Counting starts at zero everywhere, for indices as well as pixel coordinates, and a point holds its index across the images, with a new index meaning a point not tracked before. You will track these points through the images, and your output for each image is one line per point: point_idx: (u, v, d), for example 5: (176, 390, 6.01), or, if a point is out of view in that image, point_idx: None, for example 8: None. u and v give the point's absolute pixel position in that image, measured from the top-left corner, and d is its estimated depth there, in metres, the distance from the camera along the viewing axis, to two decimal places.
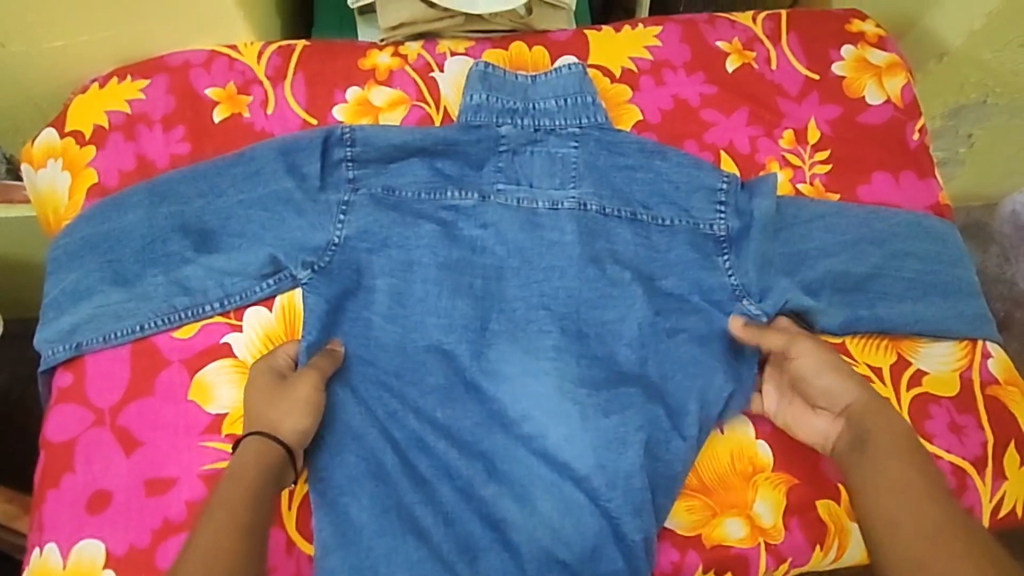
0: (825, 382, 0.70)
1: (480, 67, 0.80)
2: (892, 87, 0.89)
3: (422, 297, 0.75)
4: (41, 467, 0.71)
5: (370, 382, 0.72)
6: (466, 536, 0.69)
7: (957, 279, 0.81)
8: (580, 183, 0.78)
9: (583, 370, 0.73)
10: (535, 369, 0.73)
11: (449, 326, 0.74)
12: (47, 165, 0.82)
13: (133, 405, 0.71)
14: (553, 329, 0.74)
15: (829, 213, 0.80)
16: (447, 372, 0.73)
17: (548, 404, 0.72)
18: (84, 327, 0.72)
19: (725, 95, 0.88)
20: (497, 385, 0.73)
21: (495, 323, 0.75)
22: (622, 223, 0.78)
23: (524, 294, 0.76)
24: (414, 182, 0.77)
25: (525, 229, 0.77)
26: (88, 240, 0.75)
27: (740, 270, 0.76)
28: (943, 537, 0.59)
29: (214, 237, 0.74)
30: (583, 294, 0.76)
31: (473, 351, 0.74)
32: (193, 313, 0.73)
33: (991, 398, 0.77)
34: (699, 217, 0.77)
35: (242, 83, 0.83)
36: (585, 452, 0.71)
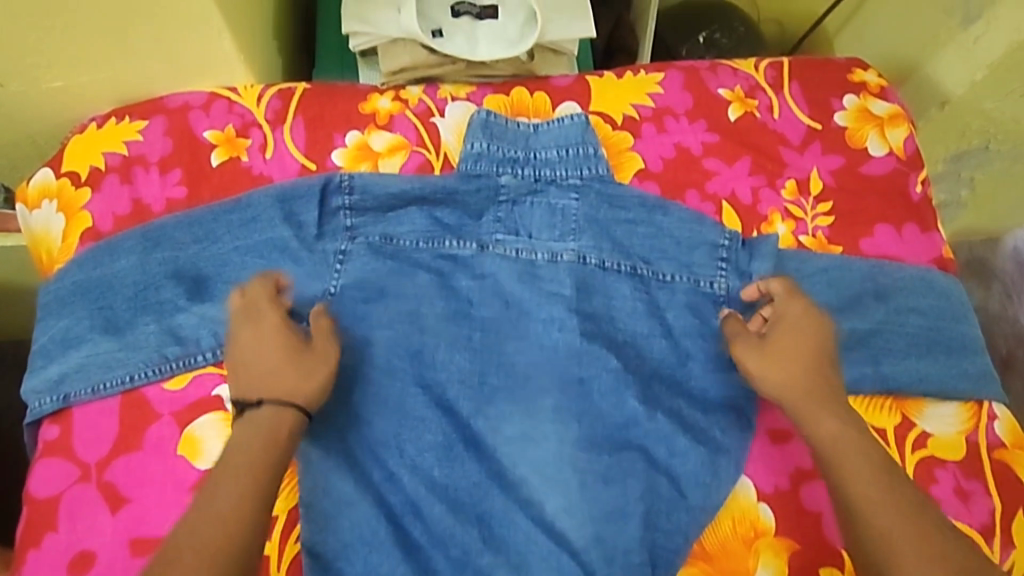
0: (773, 387, 0.68)
1: (482, 115, 0.80)
2: (894, 139, 0.89)
3: (419, 349, 0.73)
4: (22, 524, 0.69)
5: (364, 445, 0.70)
6: None
7: (961, 337, 0.80)
8: (580, 236, 0.78)
9: (582, 430, 0.72)
10: (534, 427, 0.72)
11: (444, 382, 0.72)
12: (41, 207, 0.81)
13: (120, 460, 0.69)
14: (552, 388, 0.73)
15: (831, 266, 0.79)
16: (446, 428, 0.71)
17: (549, 469, 0.71)
18: (72, 378, 0.71)
19: (727, 144, 0.87)
20: (497, 445, 0.71)
21: (492, 379, 0.73)
22: (622, 277, 0.77)
23: (523, 348, 0.74)
24: (413, 231, 0.76)
25: (525, 283, 0.76)
26: (80, 287, 0.74)
27: (740, 331, 0.76)
28: (901, 534, 0.60)
29: (208, 284, 0.74)
30: (583, 349, 0.74)
31: (473, 408, 0.72)
32: (184, 363, 0.71)
33: (997, 462, 0.75)
34: (699, 273, 0.78)
35: (241, 126, 0.83)
36: (584, 522, 0.70)
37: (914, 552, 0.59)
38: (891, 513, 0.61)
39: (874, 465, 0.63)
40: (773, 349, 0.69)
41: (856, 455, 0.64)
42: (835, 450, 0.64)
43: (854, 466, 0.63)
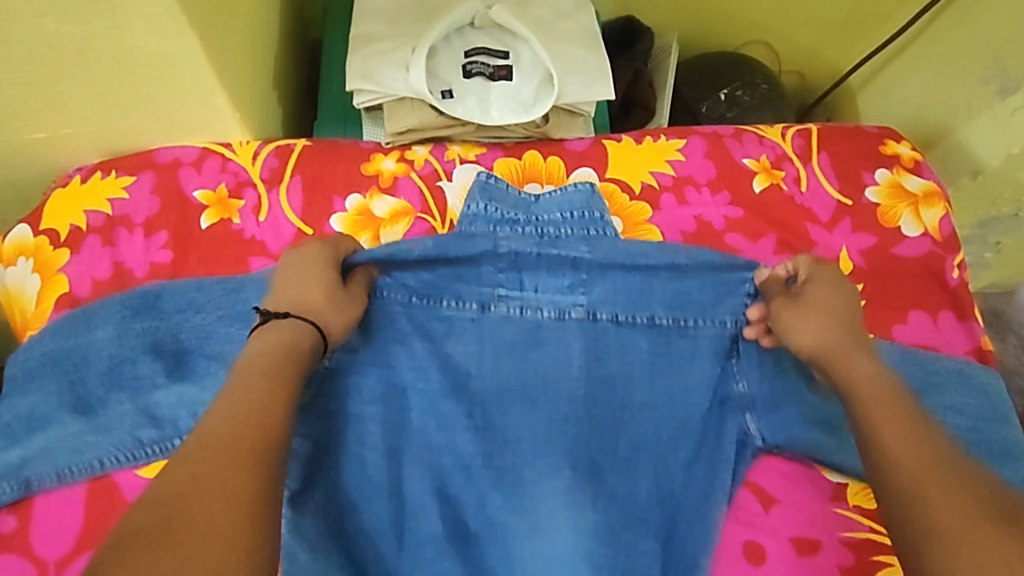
0: (796, 327, 0.65)
1: (481, 178, 0.75)
2: (929, 219, 0.84)
3: (420, 429, 0.68)
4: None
5: (362, 542, 0.64)
6: None
7: (984, 416, 0.73)
8: (591, 288, 0.70)
9: (595, 521, 0.66)
10: (546, 514, 0.67)
11: (449, 467, 0.67)
12: (16, 265, 0.75)
13: (83, 559, 0.62)
14: (563, 467, 0.68)
15: (871, 340, 0.73)
16: (445, 519, 0.66)
17: (561, 564, 0.66)
18: (37, 463, 0.64)
19: (752, 219, 0.82)
20: (507, 539, 0.67)
21: (500, 459, 0.68)
22: (638, 330, 0.70)
23: (528, 422, 0.69)
24: (404, 287, 0.69)
25: (531, 351, 0.70)
26: (51, 358, 0.68)
27: (755, 377, 0.68)
28: (943, 466, 0.53)
29: (189, 358, 0.68)
30: (593, 422, 0.69)
31: (478, 495, 0.67)
32: (160, 448, 0.64)
33: None
34: (723, 314, 0.70)
35: (234, 186, 0.78)
36: None
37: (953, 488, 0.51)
38: (915, 448, 0.54)
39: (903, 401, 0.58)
40: (805, 300, 0.66)
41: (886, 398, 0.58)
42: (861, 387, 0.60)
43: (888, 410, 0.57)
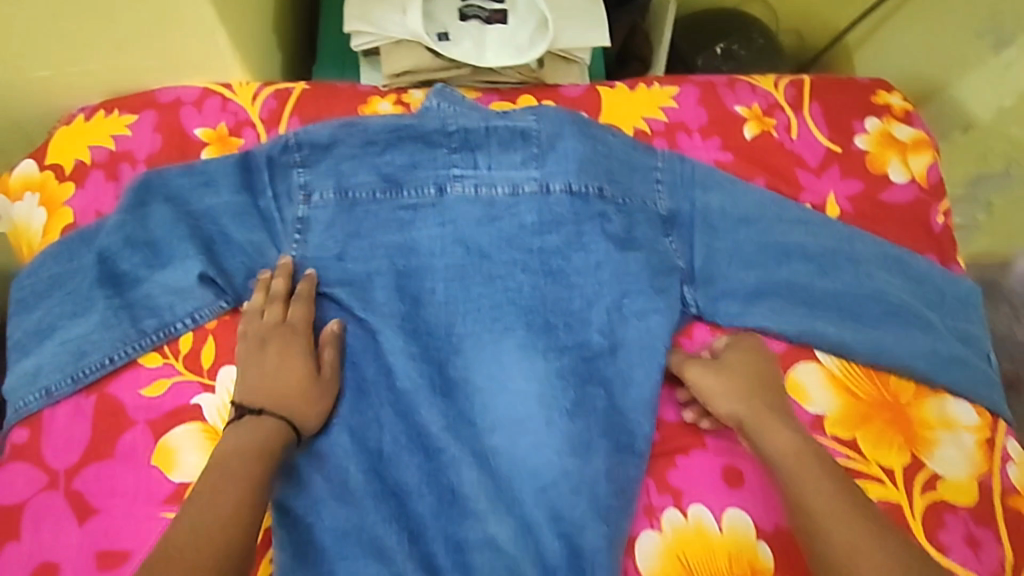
0: (721, 405, 0.69)
1: (438, 86, 0.79)
2: (917, 166, 0.85)
3: (385, 300, 0.72)
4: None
5: (348, 393, 0.70)
6: (431, 557, 0.66)
7: (923, 318, 0.77)
8: (542, 162, 0.75)
9: (551, 368, 0.70)
10: (503, 365, 0.71)
11: (413, 332, 0.71)
12: (23, 199, 0.78)
13: (91, 468, 0.65)
14: (518, 326, 0.72)
15: (810, 219, 0.80)
16: (419, 374, 0.70)
17: (522, 411, 0.69)
18: (48, 370, 0.67)
19: (741, 163, 0.84)
20: (471, 394, 0.70)
21: (462, 322, 0.72)
22: (590, 200, 0.74)
23: (488, 292, 0.73)
24: (368, 183, 0.74)
25: (483, 225, 0.74)
26: (55, 279, 0.70)
27: (685, 251, 0.76)
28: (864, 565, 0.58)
29: (161, 249, 0.71)
30: (547, 289, 0.73)
31: (445, 359, 0.71)
32: (165, 334, 0.69)
33: (1010, 510, 0.71)
34: (645, 194, 0.77)
35: (234, 126, 0.80)
36: (553, 459, 0.67)
37: (826, 500, 0.62)
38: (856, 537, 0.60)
39: (843, 520, 0.61)
40: (724, 363, 0.71)
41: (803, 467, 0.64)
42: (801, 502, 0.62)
43: (800, 475, 0.63)
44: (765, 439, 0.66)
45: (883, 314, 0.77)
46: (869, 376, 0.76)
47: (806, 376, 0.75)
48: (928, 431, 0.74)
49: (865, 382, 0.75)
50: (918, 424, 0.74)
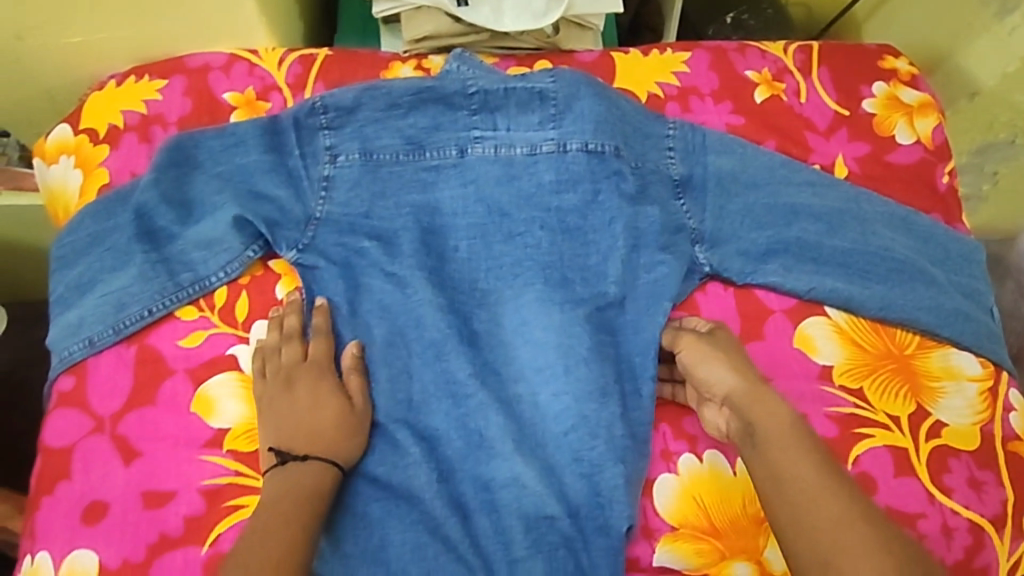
0: (710, 378, 0.70)
1: (456, 51, 0.81)
2: (923, 128, 0.88)
3: (411, 254, 0.74)
4: (35, 474, 0.67)
5: (376, 344, 0.72)
6: (458, 496, 0.69)
7: (929, 275, 0.79)
8: (560, 123, 0.77)
9: (566, 319, 0.73)
10: (523, 317, 0.74)
11: (440, 285, 0.74)
12: (59, 162, 0.81)
13: (134, 413, 0.67)
14: (536, 281, 0.75)
15: (818, 181, 0.82)
16: (443, 326, 0.73)
17: (541, 362, 0.72)
18: (90, 321, 0.70)
19: (752, 126, 0.86)
20: (495, 345, 0.74)
21: (486, 278, 0.75)
22: (606, 159, 0.76)
23: (509, 250, 0.75)
24: (391, 144, 0.76)
25: (504, 184, 0.76)
26: (94, 236, 0.73)
27: (697, 212, 0.78)
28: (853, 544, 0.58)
29: (196, 206, 0.73)
30: (567, 246, 0.76)
31: (471, 313, 0.74)
32: (201, 287, 0.71)
33: (1012, 454, 0.73)
34: (654, 160, 0.79)
35: (261, 90, 0.82)
36: (574, 407, 0.70)
37: (821, 490, 0.61)
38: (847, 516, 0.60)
39: (831, 498, 0.61)
40: (707, 346, 0.71)
41: (787, 448, 0.64)
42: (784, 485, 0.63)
43: (783, 455, 0.64)
44: (750, 413, 0.67)
45: (889, 270, 0.79)
46: (875, 330, 0.77)
47: (814, 329, 0.77)
48: (933, 381, 0.75)
49: (871, 334, 0.77)
50: (923, 375, 0.76)
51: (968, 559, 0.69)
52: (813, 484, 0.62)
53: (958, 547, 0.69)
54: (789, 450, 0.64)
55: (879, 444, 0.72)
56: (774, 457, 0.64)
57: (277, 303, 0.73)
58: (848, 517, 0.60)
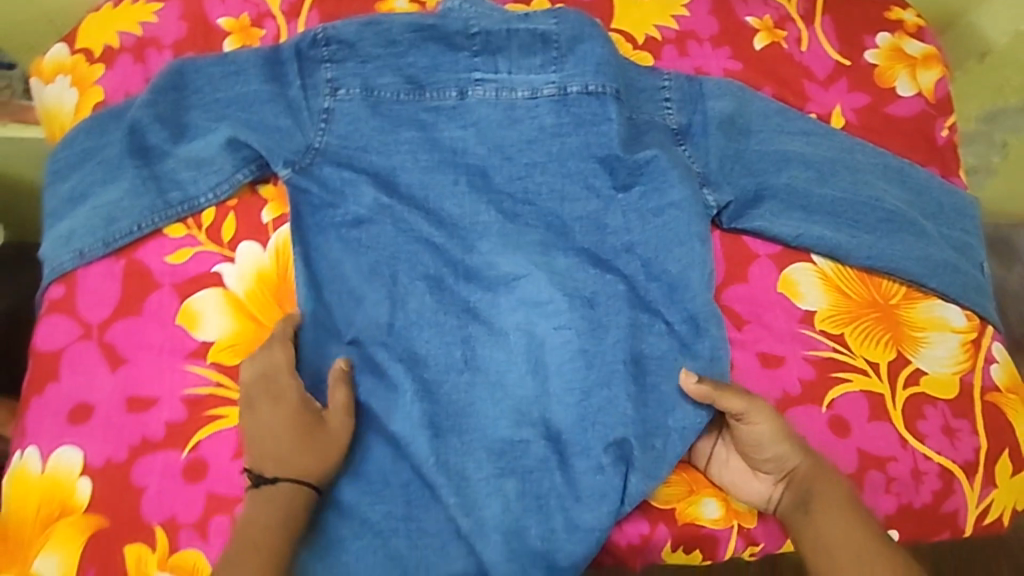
0: (774, 455, 0.66)
1: None
2: (925, 81, 0.87)
3: (410, 186, 0.76)
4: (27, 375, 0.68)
5: (360, 269, 0.73)
6: (434, 414, 0.69)
7: (920, 227, 0.77)
8: (561, 66, 0.77)
9: (565, 263, 0.74)
10: (519, 262, 0.74)
11: (439, 223, 0.75)
12: (55, 82, 0.81)
13: (121, 322, 0.69)
14: (537, 225, 0.76)
15: (813, 131, 0.81)
16: (438, 262, 0.74)
17: (536, 299, 0.73)
18: (81, 233, 0.70)
19: (750, 72, 0.85)
20: (484, 276, 0.74)
21: (483, 215, 0.75)
22: (607, 99, 0.76)
23: (509, 189, 0.76)
24: (394, 82, 0.76)
25: (511, 125, 0.77)
26: (88, 152, 0.74)
27: (699, 159, 0.77)
28: None
29: (189, 128, 0.74)
30: (564, 189, 0.76)
31: (463, 245, 0.75)
32: (190, 207, 0.72)
33: (989, 405, 0.72)
34: (655, 112, 0.79)
35: (256, 17, 0.82)
36: (567, 347, 0.71)
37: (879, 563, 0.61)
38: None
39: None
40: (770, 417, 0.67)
41: (844, 518, 0.64)
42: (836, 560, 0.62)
43: (843, 530, 0.63)
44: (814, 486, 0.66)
45: (879, 220, 0.77)
46: (860, 278, 0.76)
47: (801, 275, 0.76)
48: (915, 331, 0.74)
49: (856, 283, 0.76)
50: (907, 324, 0.75)
51: (935, 503, 0.69)
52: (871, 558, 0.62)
53: (924, 490, 0.69)
54: (843, 518, 0.64)
55: (854, 388, 0.71)
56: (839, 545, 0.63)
57: (264, 226, 0.74)
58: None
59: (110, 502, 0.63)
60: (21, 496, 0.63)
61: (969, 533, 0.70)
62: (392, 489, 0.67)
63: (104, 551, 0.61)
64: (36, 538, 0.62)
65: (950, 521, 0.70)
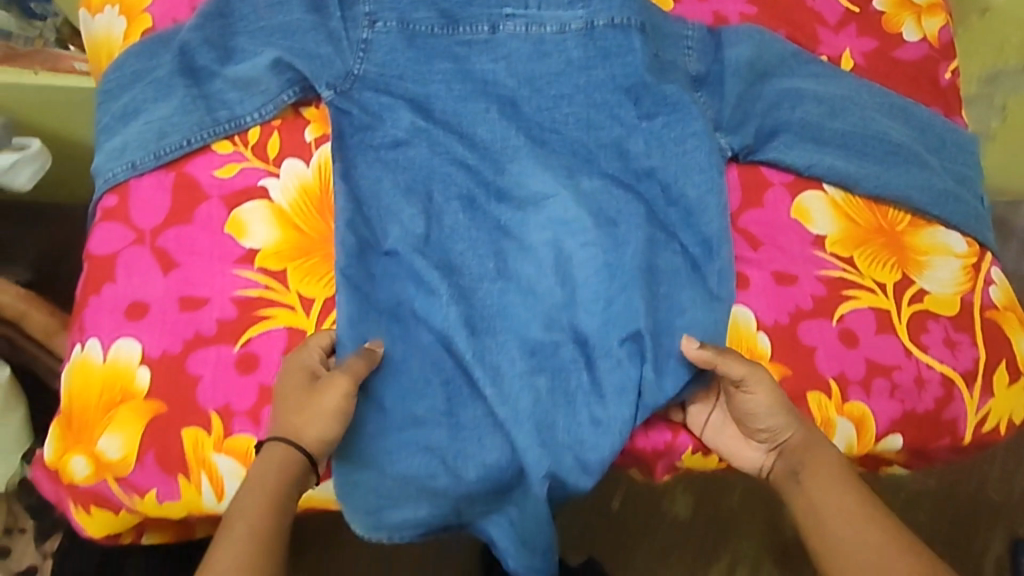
0: (768, 426, 0.70)
1: None
2: (930, 27, 0.91)
3: (444, 112, 0.79)
4: (84, 279, 0.73)
5: (397, 187, 0.76)
6: (471, 315, 0.73)
7: (925, 161, 0.82)
8: (588, 3, 0.81)
9: (591, 187, 0.78)
10: (548, 182, 0.77)
11: (472, 146, 0.79)
12: (104, 12, 0.85)
13: (172, 229, 0.73)
14: (563, 152, 0.79)
15: (823, 74, 0.85)
16: (471, 183, 0.78)
17: (564, 217, 0.77)
18: (133, 146, 0.74)
19: (766, 15, 0.89)
20: (519, 196, 0.78)
21: (513, 138, 0.79)
22: (632, 33, 0.80)
23: (537, 117, 0.80)
24: (429, 17, 0.80)
25: (541, 59, 0.81)
26: (138, 73, 0.78)
27: (714, 103, 0.82)
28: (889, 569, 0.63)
29: (236, 53, 0.78)
30: (590, 118, 0.80)
31: (495, 167, 0.78)
32: (236, 125, 0.76)
33: (988, 321, 0.77)
34: (676, 53, 0.83)
35: None
36: (592, 262, 0.76)
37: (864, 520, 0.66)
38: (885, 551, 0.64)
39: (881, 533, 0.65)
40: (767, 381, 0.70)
41: (831, 484, 0.68)
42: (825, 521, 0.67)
43: (829, 498, 0.67)
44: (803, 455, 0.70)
45: (885, 153, 0.81)
46: (868, 207, 0.80)
47: (812, 202, 0.80)
48: (919, 254, 0.79)
49: (864, 211, 0.80)
50: (912, 248, 0.79)
51: (938, 409, 0.74)
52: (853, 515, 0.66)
53: (927, 397, 0.74)
54: (831, 486, 0.68)
55: (862, 304, 0.76)
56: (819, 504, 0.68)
57: (308, 145, 0.77)
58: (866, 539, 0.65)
59: (168, 390, 0.68)
60: (83, 383, 0.68)
61: (969, 440, 0.76)
62: (435, 383, 0.71)
63: (162, 433, 0.67)
64: (100, 420, 0.67)
65: (951, 428, 0.75)
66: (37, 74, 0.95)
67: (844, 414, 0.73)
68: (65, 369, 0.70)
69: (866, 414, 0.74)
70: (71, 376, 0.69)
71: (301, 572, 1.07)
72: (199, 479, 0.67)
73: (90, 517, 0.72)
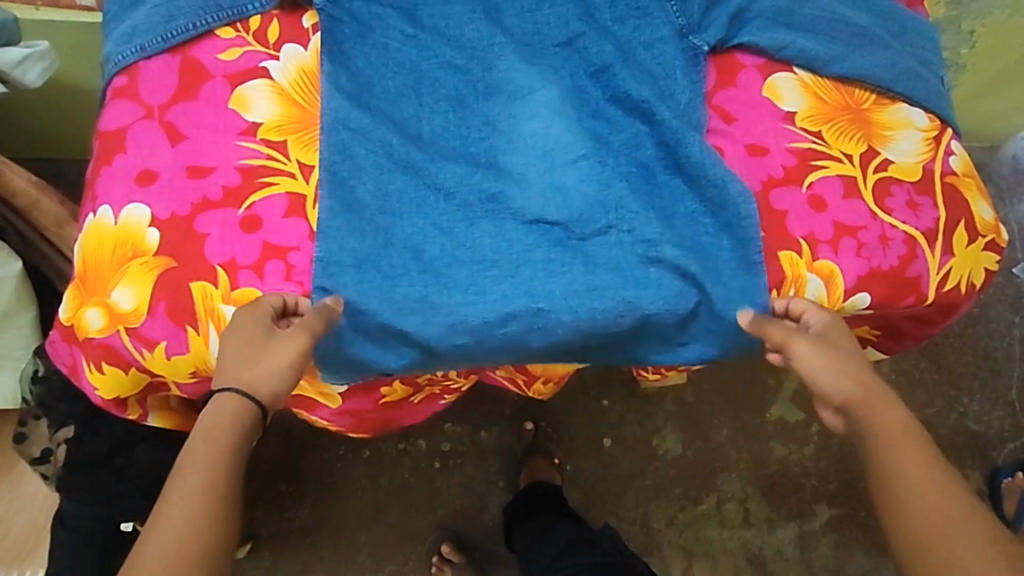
0: (823, 385, 0.71)
1: None
2: None
3: (432, 11, 0.79)
4: (98, 154, 0.78)
5: (388, 92, 0.78)
6: (461, 207, 0.76)
7: (890, 47, 0.87)
8: None
9: (573, 85, 0.79)
10: (532, 74, 0.78)
11: (459, 46, 0.79)
12: None
13: (180, 105, 0.77)
14: (548, 52, 0.80)
15: None
16: (459, 84, 0.78)
17: (552, 105, 0.77)
18: (142, 30, 0.78)
19: None
20: (509, 93, 0.78)
21: (499, 38, 0.79)
22: None
23: (518, 23, 0.80)
24: None
25: None
26: None
27: None
28: (947, 522, 0.62)
29: None
30: (569, 11, 0.80)
31: (483, 65, 0.79)
32: (238, 12, 0.79)
33: (948, 185, 0.84)
34: None
35: None
36: (574, 144, 0.76)
37: (925, 481, 0.65)
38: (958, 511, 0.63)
39: (956, 499, 0.63)
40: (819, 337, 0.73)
41: (903, 446, 0.67)
42: (897, 482, 0.65)
43: (907, 457, 0.66)
44: (863, 411, 0.69)
45: (852, 36, 0.85)
46: (836, 88, 0.85)
47: (781, 83, 0.83)
48: (884, 129, 0.84)
49: (833, 91, 0.84)
50: (877, 124, 0.84)
51: (902, 266, 0.80)
52: (916, 473, 0.65)
53: (892, 255, 0.80)
54: (901, 449, 0.67)
55: (830, 172, 0.81)
56: (877, 439, 0.68)
57: (304, 30, 0.80)
58: (930, 499, 0.64)
59: (178, 247, 0.73)
60: (100, 242, 0.74)
61: (932, 298, 0.83)
62: (443, 259, 0.75)
63: (175, 286, 0.73)
64: (114, 274, 0.73)
65: (915, 287, 0.82)
66: (41, 9, 1.02)
67: (814, 272, 0.79)
68: (80, 234, 0.76)
69: (834, 271, 0.79)
70: (88, 238, 0.75)
71: (344, 462, 1.43)
72: (207, 330, 0.74)
73: (104, 378, 0.77)
